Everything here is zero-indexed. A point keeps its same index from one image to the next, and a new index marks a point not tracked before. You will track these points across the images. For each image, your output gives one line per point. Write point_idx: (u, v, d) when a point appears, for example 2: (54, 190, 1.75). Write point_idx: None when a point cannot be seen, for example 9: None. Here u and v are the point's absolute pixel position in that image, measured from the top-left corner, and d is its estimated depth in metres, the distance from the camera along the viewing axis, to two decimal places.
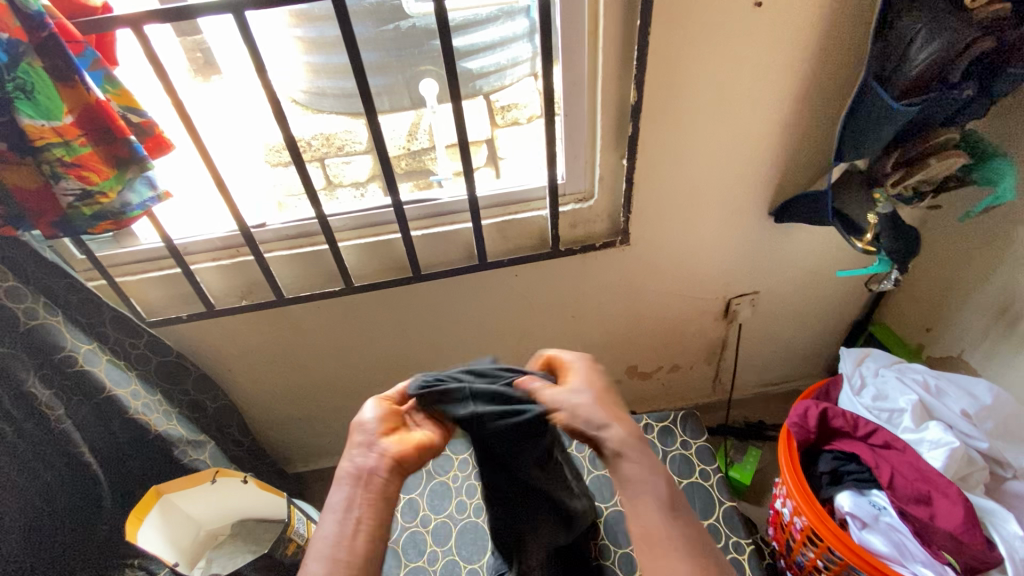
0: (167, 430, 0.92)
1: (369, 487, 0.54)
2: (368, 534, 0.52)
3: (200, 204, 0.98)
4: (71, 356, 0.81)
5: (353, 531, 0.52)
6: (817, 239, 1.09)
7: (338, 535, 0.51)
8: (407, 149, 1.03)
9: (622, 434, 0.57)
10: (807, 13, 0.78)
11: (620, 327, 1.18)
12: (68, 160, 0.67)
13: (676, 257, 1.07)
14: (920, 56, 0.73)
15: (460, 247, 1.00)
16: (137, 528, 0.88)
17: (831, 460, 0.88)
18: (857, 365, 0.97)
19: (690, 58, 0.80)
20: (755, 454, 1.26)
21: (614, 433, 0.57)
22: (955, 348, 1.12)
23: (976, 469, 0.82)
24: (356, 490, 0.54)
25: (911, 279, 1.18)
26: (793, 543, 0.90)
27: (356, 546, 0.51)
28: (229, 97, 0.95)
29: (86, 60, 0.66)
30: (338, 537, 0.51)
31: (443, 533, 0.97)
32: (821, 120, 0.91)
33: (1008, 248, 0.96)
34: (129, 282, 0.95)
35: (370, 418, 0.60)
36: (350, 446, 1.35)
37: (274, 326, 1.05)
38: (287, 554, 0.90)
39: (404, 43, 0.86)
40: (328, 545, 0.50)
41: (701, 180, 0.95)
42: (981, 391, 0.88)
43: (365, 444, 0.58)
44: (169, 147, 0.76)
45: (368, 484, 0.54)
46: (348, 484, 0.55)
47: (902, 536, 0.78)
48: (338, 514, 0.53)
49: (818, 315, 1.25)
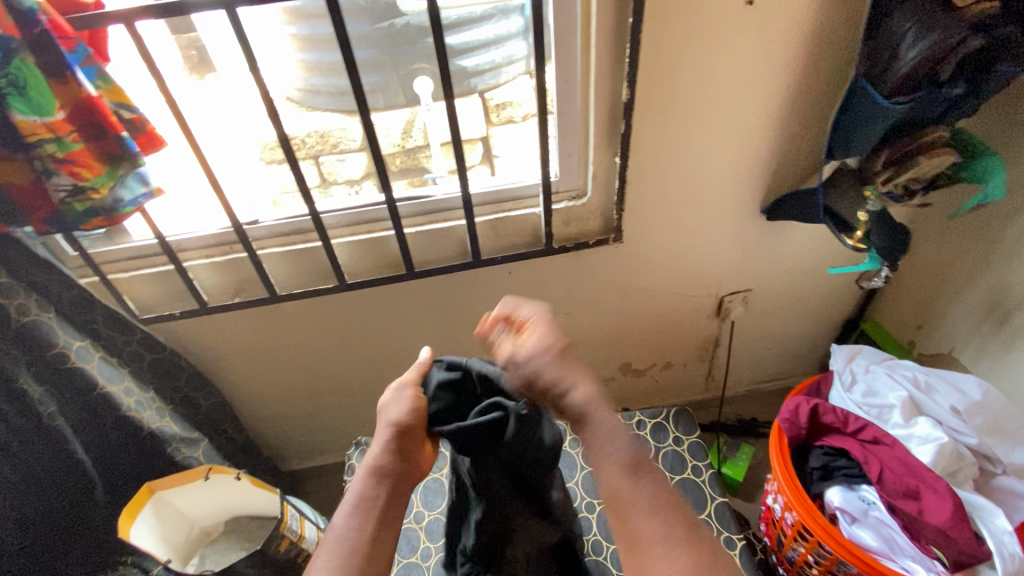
0: (160, 427, 0.93)
1: (397, 489, 0.67)
2: (393, 532, 0.64)
3: (192, 201, 0.97)
4: (63, 353, 0.81)
5: (385, 526, 0.64)
6: (808, 237, 1.09)
7: (373, 527, 0.63)
8: (401, 146, 1.02)
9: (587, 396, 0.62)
10: (798, 11, 0.79)
11: (613, 324, 1.19)
12: (60, 156, 0.67)
13: (669, 254, 1.07)
14: (909, 54, 0.73)
15: (453, 244, 1.01)
16: (129, 525, 0.87)
17: (822, 455, 0.89)
18: (847, 362, 0.98)
19: (683, 55, 0.81)
20: (747, 451, 1.27)
21: (575, 397, 0.61)
22: (946, 345, 1.13)
23: (964, 465, 0.83)
24: (389, 489, 0.66)
25: (902, 276, 1.19)
26: (783, 537, 0.91)
27: (386, 539, 0.63)
28: (222, 97, 0.94)
29: (78, 56, 0.66)
30: (374, 528, 0.63)
31: (436, 530, 0.97)
32: (812, 118, 0.91)
33: (998, 246, 0.97)
34: (121, 279, 0.95)
35: (406, 422, 0.69)
36: (343, 443, 1.35)
37: (267, 323, 1.05)
38: (280, 551, 0.90)
39: (397, 40, 0.86)
40: (366, 536, 0.62)
41: (693, 178, 0.96)
42: (971, 387, 0.89)
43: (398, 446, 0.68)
44: (162, 144, 0.75)
45: (399, 485, 0.67)
46: (381, 482, 0.66)
47: (891, 531, 0.79)
48: (372, 508, 0.64)
49: (810, 313, 1.26)
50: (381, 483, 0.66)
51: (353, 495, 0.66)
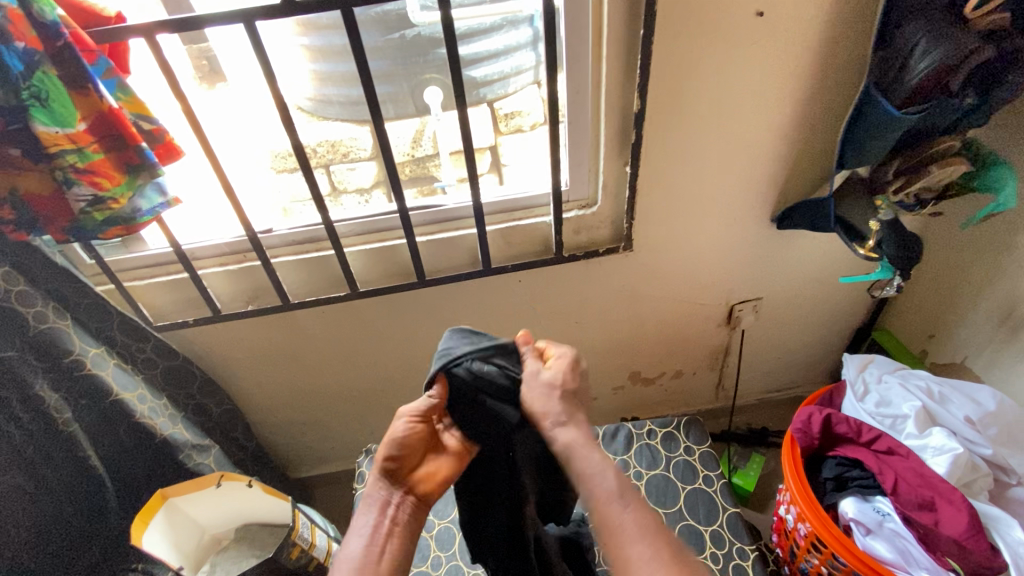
0: (172, 433, 0.93)
1: (394, 517, 0.64)
2: (388, 556, 0.61)
3: (208, 210, 0.98)
4: (78, 359, 0.82)
5: (379, 552, 0.61)
6: (819, 246, 1.09)
7: (364, 553, 0.61)
8: (411, 155, 1.04)
9: (572, 439, 0.62)
10: (808, 21, 0.79)
11: (623, 333, 1.19)
12: (81, 166, 0.68)
13: (679, 263, 1.07)
14: (920, 65, 0.73)
15: (464, 253, 1.01)
16: (142, 530, 0.88)
17: (835, 466, 0.88)
18: (860, 371, 0.97)
19: (693, 66, 0.81)
20: (758, 460, 1.25)
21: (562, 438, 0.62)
22: (958, 355, 1.12)
23: (979, 476, 0.82)
24: (384, 516, 0.64)
25: (913, 286, 1.18)
26: (797, 549, 0.90)
27: (379, 565, 0.60)
28: (234, 105, 0.95)
29: (100, 69, 0.67)
30: (368, 550, 0.61)
31: (447, 539, 0.97)
32: (822, 128, 0.91)
33: (1011, 255, 0.97)
34: (136, 287, 0.96)
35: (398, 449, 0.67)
36: (352, 451, 1.35)
37: (278, 331, 1.06)
38: (292, 559, 0.90)
39: (409, 51, 0.87)
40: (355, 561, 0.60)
41: (703, 186, 0.96)
42: (985, 398, 0.88)
43: (391, 471, 0.67)
44: (179, 154, 0.76)
45: (393, 513, 0.65)
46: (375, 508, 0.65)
47: (906, 543, 0.78)
48: (365, 533, 0.63)
49: (820, 322, 1.25)
50: (375, 512, 0.65)
51: (353, 519, 0.65)
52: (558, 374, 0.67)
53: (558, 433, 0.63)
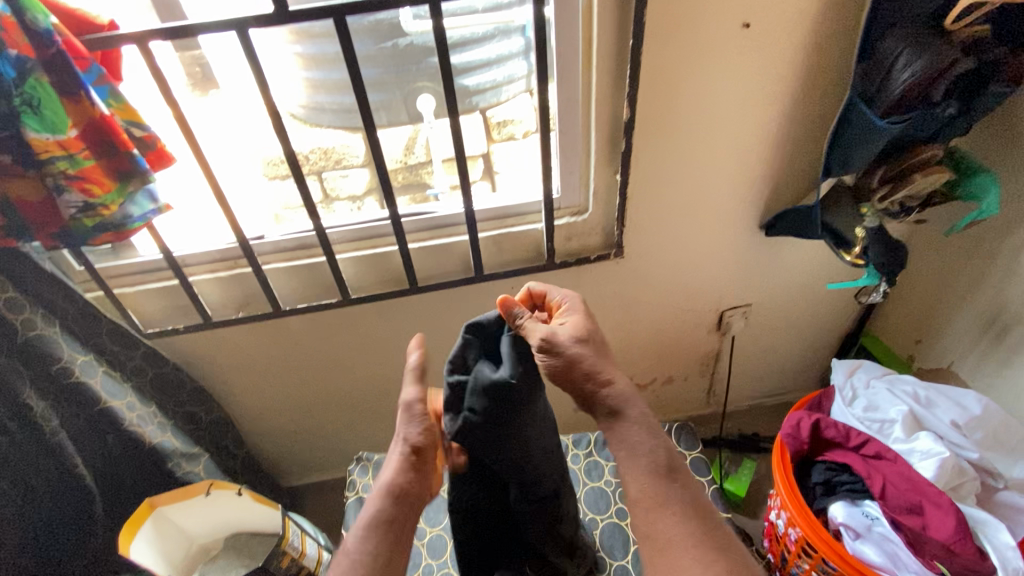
0: (161, 441, 0.92)
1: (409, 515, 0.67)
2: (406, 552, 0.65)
3: (200, 216, 0.98)
4: (67, 367, 0.81)
5: (397, 551, 0.64)
6: (808, 252, 1.10)
7: (386, 555, 0.63)
8: (404, 163, 1.03)
9: (625, 387, 0.64)
10: (794, 32, 0.81)
11: (615, 340, 1.19)
12: (72, 173, 0.68)
13: (670, 269, 1.08)
14: (902, 75, 0.75)
15: (456, 260, 1.02)
16: (130, 542, 0.87)
17: (824, 471, 0.89)
18: (848, 376, 0.99)
19: (681, 76, 0.83)
20: (749, 466, 1.26)
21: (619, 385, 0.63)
22: (944, 360, 1.14)
23: (967, 479, 0.83)
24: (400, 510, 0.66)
25: (899, 291, 1.20)
26: (787, 554, 0.90)
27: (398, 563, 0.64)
28: (229, 112, 0.95)
29: (91, 75, 0.67)
30: (386, 552, 0.63)
31: (438, 547, 0.96)
32: (809, 136, 0.93)
33: (994, 261, 0.98)
34: (126, 293, 0.96)
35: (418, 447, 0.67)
36: (343, 459, 1.34)
37: (270, 338, 1.05)
38: (281, 567, 0.90)
39: (402, 60, 0.87)
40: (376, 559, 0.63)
41: (692, 194, 0.97)
42: (971, 402, 0.89)
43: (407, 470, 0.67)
44: (171, 161, 0.77)
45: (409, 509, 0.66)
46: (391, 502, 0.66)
47: (894, 546, 0.79)
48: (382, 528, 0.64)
49: (808, 328, 1.26)
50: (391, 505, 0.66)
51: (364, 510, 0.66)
52: (576, 327, 0.65)
53: (607, 390, 0.63)
